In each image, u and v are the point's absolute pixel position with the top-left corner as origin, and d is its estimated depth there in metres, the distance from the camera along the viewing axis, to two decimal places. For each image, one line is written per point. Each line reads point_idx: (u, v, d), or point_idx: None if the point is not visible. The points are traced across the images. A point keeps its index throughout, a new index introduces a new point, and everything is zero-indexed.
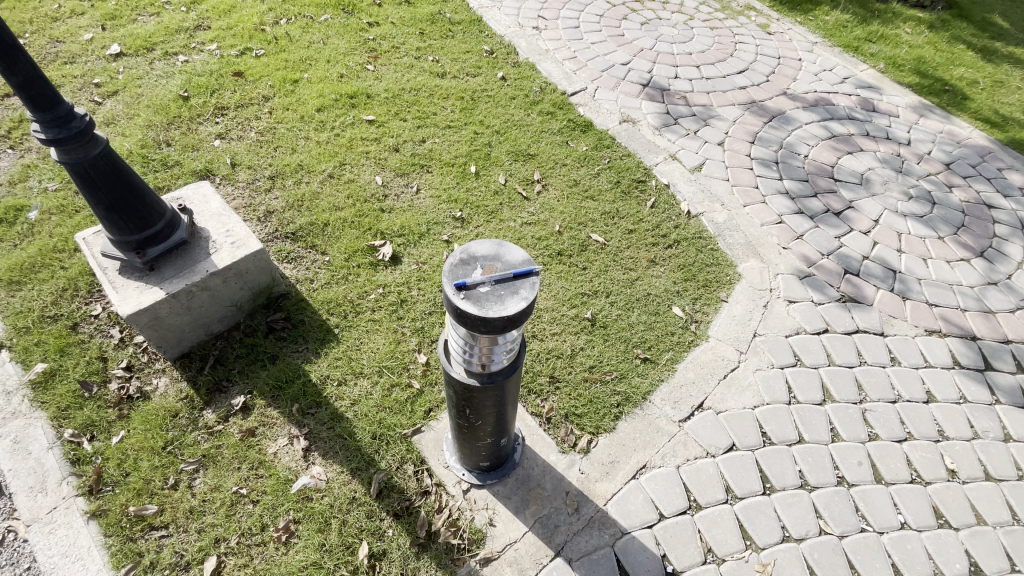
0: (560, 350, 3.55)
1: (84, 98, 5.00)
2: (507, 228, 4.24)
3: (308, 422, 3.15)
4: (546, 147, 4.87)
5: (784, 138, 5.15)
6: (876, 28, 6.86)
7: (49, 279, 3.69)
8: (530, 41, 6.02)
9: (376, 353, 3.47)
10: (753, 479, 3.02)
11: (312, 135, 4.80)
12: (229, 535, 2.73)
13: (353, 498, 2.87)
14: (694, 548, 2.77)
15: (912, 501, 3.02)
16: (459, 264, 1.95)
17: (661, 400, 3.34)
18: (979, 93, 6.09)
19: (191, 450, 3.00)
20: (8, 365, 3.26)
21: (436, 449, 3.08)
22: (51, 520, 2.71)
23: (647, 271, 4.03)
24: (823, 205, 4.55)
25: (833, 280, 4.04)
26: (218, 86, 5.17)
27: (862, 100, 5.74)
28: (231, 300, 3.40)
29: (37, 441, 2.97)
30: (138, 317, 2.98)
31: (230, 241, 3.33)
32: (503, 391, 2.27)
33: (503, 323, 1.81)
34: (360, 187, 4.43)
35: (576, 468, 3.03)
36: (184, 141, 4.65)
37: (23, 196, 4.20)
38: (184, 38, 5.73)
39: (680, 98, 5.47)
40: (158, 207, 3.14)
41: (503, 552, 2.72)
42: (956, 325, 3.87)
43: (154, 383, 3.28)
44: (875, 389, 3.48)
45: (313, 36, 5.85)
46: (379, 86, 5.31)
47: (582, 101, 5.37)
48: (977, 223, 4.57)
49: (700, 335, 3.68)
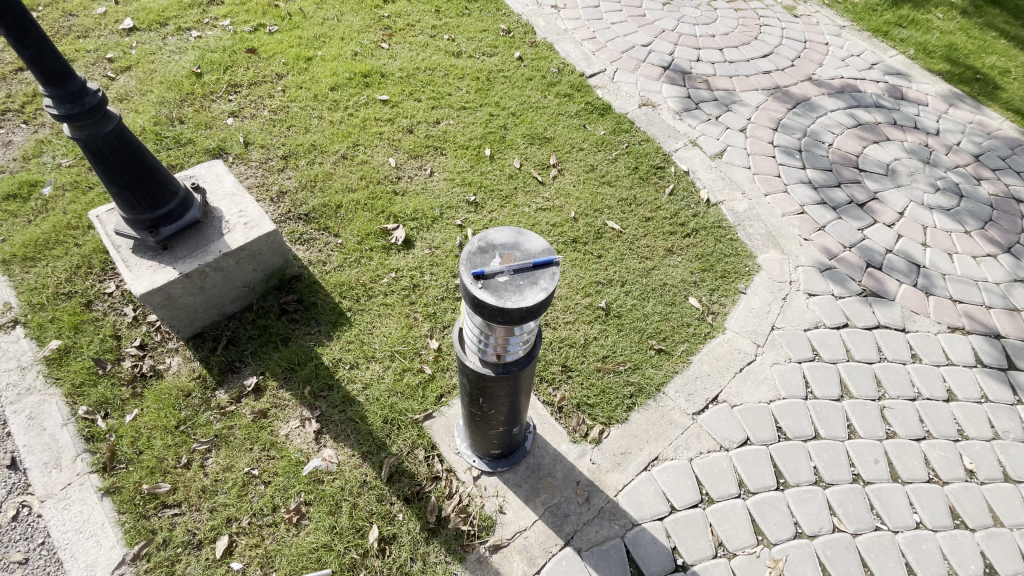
0: (573, 339, 3.51)
1: (97, 73, 4.95)
2: (522, 213, 4.17)
3: (320, 405, 3.14)
4: (562, 131, 4.77)
5: (808, 126, 5.00)
6: (907, 12, 6.61)
7: (62, 256, 3.70)
8: (548, 21, 5.87)
9: (388, 338, 3.44)
10: (767, 474, 2.98)
11: (325, 115, 4.72)
12: (241, 515, 2.75)
13: (364, 481, 2.87)
14: (705, 541, 2.74)
15: (928, 501, 2.97)
16: (477, 252, 1.89)
17: (675, 392, 3.30)
18: (1012, 82, 5.87)
19: (203, 430, 3.01)
20: (23, 341, 3.28)
21: (448, 435, 3.07)
22: (65, 496, 2.75)
23: (664, 261, 3.96)
24: (847, 196, 4.43)
25: (855, 273, 3.94)
26: (231, 63, 5.10)
27: (890, 87, 5.56)
28: (244, 281, 3.38)
29: (51, 417, 2.99)
30: (151, 297, 2.97)
31: (244, 222, 3.29)
32: (517, 380, 2.24)
33: (521, 314, 1.77)
34: (373, 168, 4.37)
35: (588, 458, 3.01)
36: (197, 119, 4.61)
37: (37, 171, 4.19)
38: (198, 13, 5.65)
39: (701, 82, 5.33)
40: (172, 186, 3.10)
41: (513, 540, 2.71)
42: (980, 322, 3.77)
43: (167, 362, 3.29)
44: (895, 386, 3.41)
45: (327, 13, 5.74)
46: (393, 65, 5.21)
47: (601, 83, 5.24)
48: (1005, 218, 4.43)
49: (716, 327, 3.61)
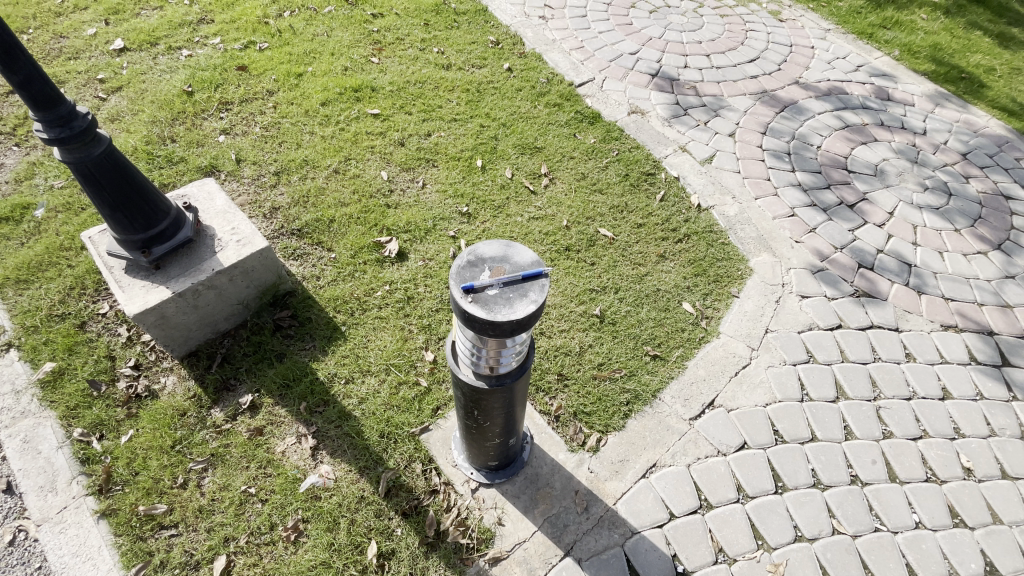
0: (569, 347, 3.51)
1: (88, 94, 4.97)
2: (514, 223, 4.19)
3: (317, 421, 3.14)
4: (553, 140, 4.80)
5: (796, 129, 5.04)
6: (891, 13, 6.69)
7: (55, 278, 3.69)
8: (537, 31, 5.93)
9: (384, 351, 3.44)
10: (765, 478, 2.98)
11: (316, 130, 4.75)
12: (238, 534, 2.74)
13: (362, 496, 2.86)
14: (705, 548, 2.73)
15: (927, 500, 2.98)
16: (466, 265, 1.90)
17: (672, 398, 3.30)
18: (996, 80, 5.93)
19: (200, 449, 3.00)
20: (17, 364, 3.27)
21: (445, 447, 3.06)
22: (61, 519, 2.73)
23: (656, 266, 3.98)
24: (837, 197, 4.46)
25: (847, 274, 3.97)
26: (222, 81, 5.13)
27: (876, 88, 5.61)
28: (237, 298, 3.38)
29: (46, 440, 2.98)
30: (144, 317, 2.96)
31: (236, 239, 3.30)
32: (512, 392, 2.24)
33: (512, 327, 1.77)
34: (365, 182, 4.39)
35: (586, 467, 3.00)
36: (189, 137, 4.62)
37: (29, 194, 4.20)
38: (188, 32, 5.69)
39: (690, 88, 5.37)
40: (163, 205, 3.11)
41: (512, 552, 2.70)
42: (973, 320, 3.79)
43: (162, 381, 3.28)
44: (890, 386, 3.42)
45: (317, 28, 5.79)
46: (383, 79, 5.25)
47: (590, 92, 5.28)
48: (994, 215, 4.47)
49: (710, 332, 3.63)
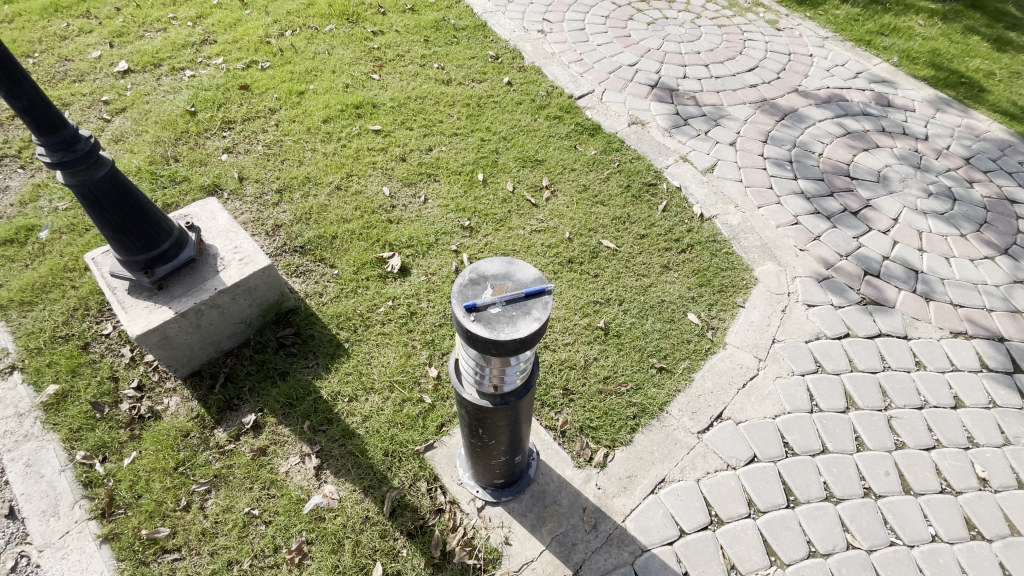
0: (573, 360, 3.48)
1: (93, 115, 5.03)
2: (516, 236, 4.18)
3: (320, 440, 3.11)
4: (554, 153, 4.81)
5: (797, 137, 5.04)
6: (888, 20, 6.72)
7: (59, 299, 3.70)
8: (536, 45, 5.97)
9: (387, 367, 3.42)
10: (777, 492, 2.93)
11: (318, 147, 4.78)
12: (241, 557, 2.70)
13: (366, 516, 2.82)
14: (717, 565, 2.68)
15: (943, 512, 2.91)
16: (469, 284, 1.89)
17: (679, 411, 3.26)
18: (996, 85, 5.93)
19: (202, 471, 2.97)
20: (21, 387, 3.26)
21: (449, 465, 3.02)
22: (63, 545, 2.69)
23: (660, 277, 3.95)
24: (840, 205, 4.44)
25: (853, 282, 3.93)
26: (225, 100, 5.17)
27: (876, 95, 5.61)
28: (240, 317, 3.37)
29: (49, 464, 2.96)
30: (147, 337, 2.95)
31: (238, 258, 3.29)
32: (516, 410, 2.21)
33: (515, 345, 1.75)
34: (367, 198, 4.40)
35: (593, 483, 2.96)
36: (192, 156, 4.65)
37: (34, 216, 4.22)
38: (190, 53, 5.75)
39: (689, 98, 5.39)
40: (166, 225, 3.12)
41: (520, 572, 2.65)
42: (983, 326, 3.75)
43: (165, 402, 3.26)
44: (901, 395, 3.37)
45: (318, 47, 5.84)
46: (384, 95, 5.29)
47: (590, 104, 5.30)
48: (1000, 220, 4.43)
49: (716, 342, 3.59)
